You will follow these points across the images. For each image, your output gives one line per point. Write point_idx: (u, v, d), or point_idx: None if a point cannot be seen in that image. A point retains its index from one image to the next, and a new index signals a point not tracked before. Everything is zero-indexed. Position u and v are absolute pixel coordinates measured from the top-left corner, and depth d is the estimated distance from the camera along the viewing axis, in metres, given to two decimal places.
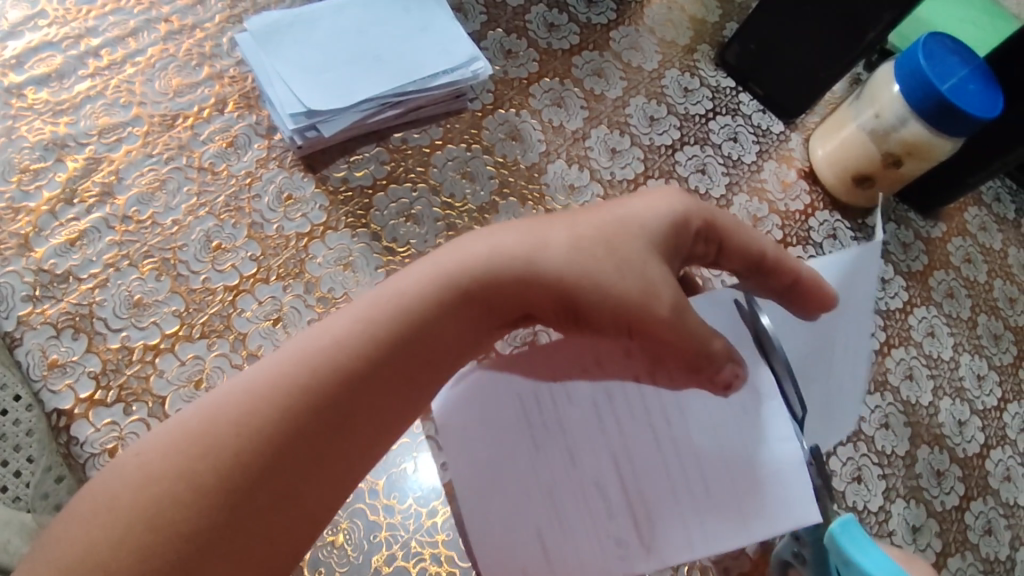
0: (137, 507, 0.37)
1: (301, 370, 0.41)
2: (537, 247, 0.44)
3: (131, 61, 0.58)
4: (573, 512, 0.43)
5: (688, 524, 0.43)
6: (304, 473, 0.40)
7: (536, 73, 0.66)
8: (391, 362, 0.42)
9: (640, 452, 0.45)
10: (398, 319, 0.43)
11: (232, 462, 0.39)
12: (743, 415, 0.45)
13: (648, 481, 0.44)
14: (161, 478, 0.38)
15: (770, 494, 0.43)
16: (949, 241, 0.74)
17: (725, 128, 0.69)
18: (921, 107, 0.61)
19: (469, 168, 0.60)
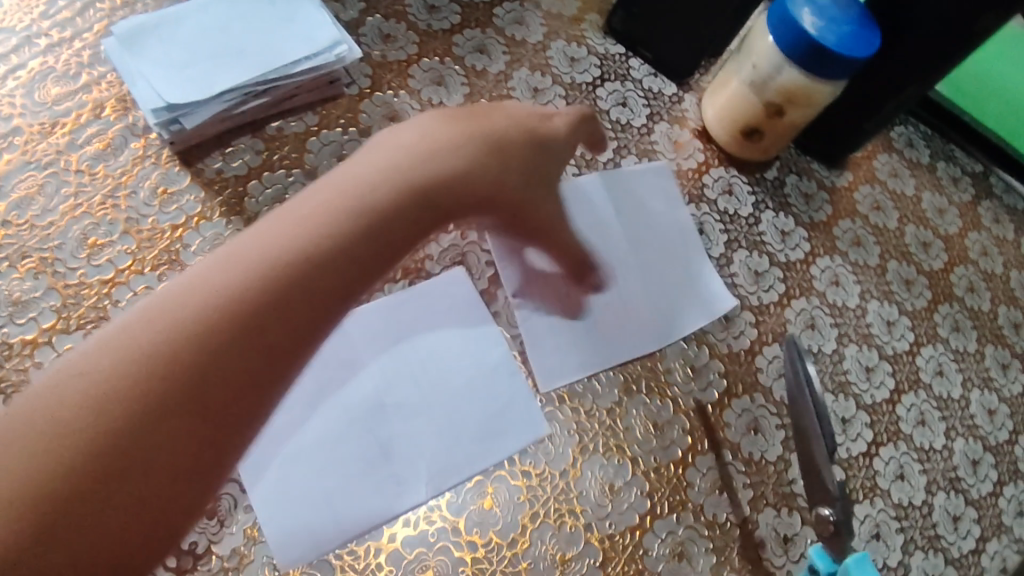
0: (50, 467, 0.35)
1: (189, 309, 0.39)
2: (397, 172, 0.47)
3: (12, 76, 0.61)
4: (355, 482, 0.53)
5: (455, 461, 0.55)
6: (190, 429, 0.38)
7: (416, 54, 0.67)
8: (282, 293, 0.41)
9: (412, 417, 0.56)
10: (285, 253, 0.42)
11: (113, 414, 0.36)
12: (495, 364, 0.59)
13: (421, 442, 0.55)
14: (67, 438, 0.36)
15: (519, 419, 0.57)
16: (856, 189, 0.73)
17: (614, 94, 0.70)
18: (792, 52, 0.61)
19: (346, 151, 0.62)
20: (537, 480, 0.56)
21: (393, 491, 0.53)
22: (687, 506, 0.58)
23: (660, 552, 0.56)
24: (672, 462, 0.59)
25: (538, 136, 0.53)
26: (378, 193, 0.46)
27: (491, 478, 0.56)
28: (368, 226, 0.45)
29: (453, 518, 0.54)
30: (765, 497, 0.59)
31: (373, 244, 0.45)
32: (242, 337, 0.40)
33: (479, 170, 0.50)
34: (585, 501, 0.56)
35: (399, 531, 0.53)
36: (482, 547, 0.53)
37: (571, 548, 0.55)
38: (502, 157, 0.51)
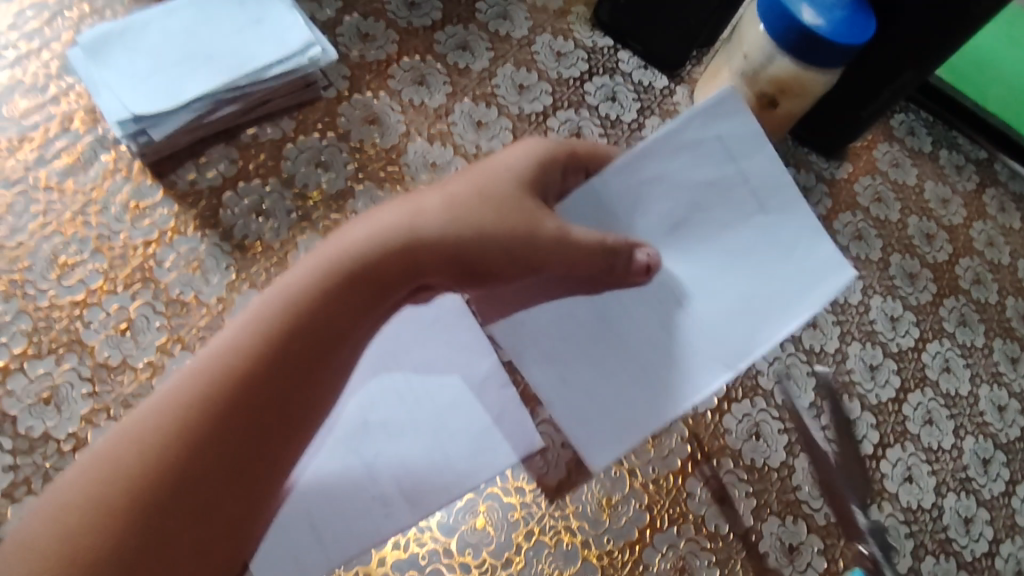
0: (61, 537, 0.37)
1: (170, 415, 0.39)
2: (384, 234, 0.44)
3: None
4: (339, 504, 0.51)
5: (444, 480, 0.52)
6: (183, 527, 0.39)
7: (396, 53, 0.64)
8: (263, 385, 0.41)
9: (398, 433, 0.53)
10: (262, 344, 0.41)
11: (128, 493, 0.38)
12: (483, 372, 0.56)
13: (407, 459, 0.52)
14: (76, 508, 0.37)
15: (512, 431, 0.55)
16: (856, 181, 0.71)
17: (603, 88, 0.67)
18: (783, 39, 0.58)
19: (324, 157, 0.60)
20: (530, 495, 0.54)
21: (378, 512, 0.51)
22: (688, 518, 0.56)
23: (661, 567, 0.54)
24: (672, 472, 0.57)
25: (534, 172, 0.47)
26: (364, 263, 0.44)
27: (483, 496, 0.53)
28: (348, 299, 0.43)
29: (445, 539, 0.52)
30: (769, 505, 0.57)
31: (357, 321, 0.44)
32: (228, 435, 0.40)
33: (497, 228, 0.44)
34: (581, 516, 0.54)
35: (388, 555, 0.51)
36: (475, 568, 0.51)
37: (569, 565, 0.53)
38: (524, 209, 0.45)
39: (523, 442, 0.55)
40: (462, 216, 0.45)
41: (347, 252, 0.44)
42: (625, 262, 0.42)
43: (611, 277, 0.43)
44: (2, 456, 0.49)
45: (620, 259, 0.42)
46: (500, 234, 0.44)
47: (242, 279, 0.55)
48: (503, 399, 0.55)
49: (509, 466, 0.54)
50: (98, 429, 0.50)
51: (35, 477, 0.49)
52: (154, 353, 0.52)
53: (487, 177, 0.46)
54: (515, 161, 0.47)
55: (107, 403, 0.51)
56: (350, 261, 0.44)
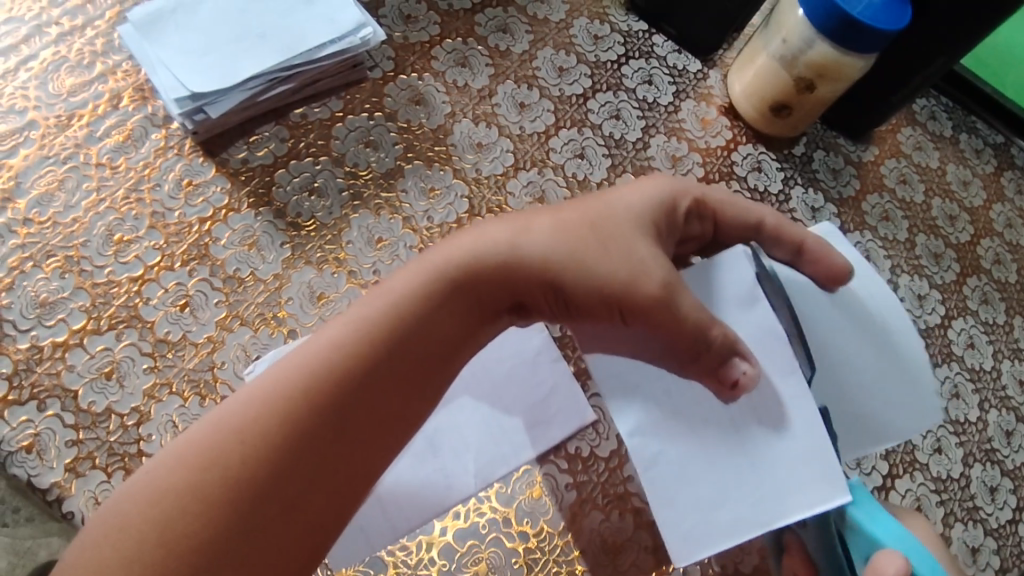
0: (151, 523, 0.36)
1: (269, 416, 0.38)
2: (485, 239, 0.43)
3: (24, 68, 0.58)
4: (404, 475, 0.52)
5: (505, 451, 0.54)
6: (270, 525, 0.38)
7: (438, 35, 0.65)
8: (358, 390, 0.40)
9: (458, 412, 0.55)
10: (363, 343, 0.40)
11: (221, 487, 0.37)
12: (537, 349, 0.57)
13: (469, 433, 0.54)
14: (170, 493, 0.37)
15: (566, 404, 0.56)
16: (883, 163, 0.73)
17: (640, 72, 0.68)
18: (825, 26, 0.59)
19: (372, 136, 0.60)
20: (582, 467, 0.54)
21: (441, 483, 0.52)
22: None
23: None
24: None
25: (655, 207, 0.45)
26: (462, 267, 0.42)
27: (539, 468, 0.54)
28: (444, 309, 0.42)
29: (504, 510, 0.53)
30: None
31: (452, 331, 0.43)
32: (325, 434, 0.39)
33: (604, 267, 0.42)
34: (632, 485, 0.54)
35: (450, 525, 0.52)
36: (533, 537, 0.52)
37: (622, 535, 0.53)
38: (638, 257, 0.42)
39: (577, 417, 0.56)
40: (566, 241, 0.43)
41: (445, 258, 0.43)
42: (719, 359, 0.41)
43: (698, 368, 0.42)
44: (65, 431, 0.49)
45: (715, 354, 0.41)
46: (606, 278, 0.42)
47: (298, 256, 0.55)
48: (557, 373, 0.57)
49: (562, 438, 0.55)
50: (162, 404, 0.50)
51: (100, 452, 0.48)
52: (214, 329, 0.53)
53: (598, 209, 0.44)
54: (635, 199, 0.45)
55: (170, 378, 0.51)
56: (448, 268, 0.42)
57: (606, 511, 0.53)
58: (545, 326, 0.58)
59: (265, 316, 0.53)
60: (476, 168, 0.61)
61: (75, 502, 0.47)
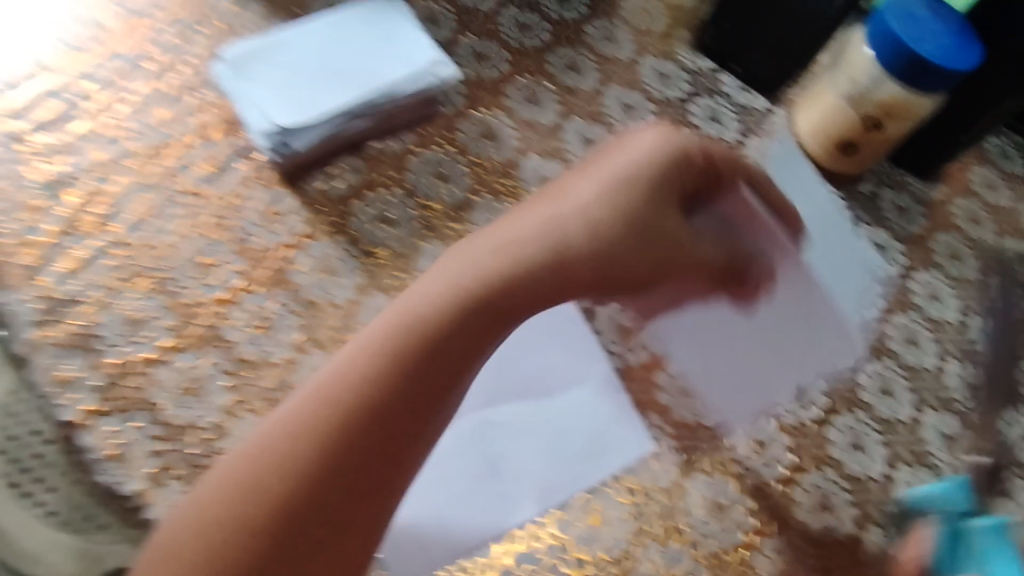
0: (223, 518, 0.42)
1: (306, 434, 0.44)
2: (502, 248, 0.50)
3: (123, 100, 0.62)
4: (466, 496, 0.54)
5: (563, 479, 0.55)
6: (325, 516, 0.43)
7: (509, 73, 0.67)
8: (388, 401, 0.45)
9: (520, 436, 0.56)
10: (395, 347, 0.46)
11: (280, 484, 0.43)
12: (594, 380, 0.59)
13: (530, 458, 0.55)
14: (238, 491, 0.42)
15: (623, 437, 0.57)
16: (952, 202, 0.72)
17: (705, 109, 0.70)
18: (893, 65, 0.60)
19: (444, 169, 0.63)
20: (643, 494, 0.56)
21: (501, 508, 0.54)
22: (791, 523, 0.58)
23: (767, 568, 0.56)
24: (778, 479, 0.60)
25: (661, 201, 0.52)
26: (481, 283, 0.49)
27: (600, 494, 0.56)
28: (462, 326, 0.48)
29: (563, 538, 0.54)
30: (871, 514, 0.60)
31: (468, 344, 0.48)
32: (369, 429, 0.44)
33: (618, 243, 0.51)
34: (692, 512, 0.56)
35: (509, 548, 0.53)
36: (593, 561, 0.54)
37: None
38: (648, 223, 0.52)
39: (632, 450, 0.57)
40: (568, 206, 0.52)
41: (461, 271, 0.49)
42: None
43: None
44: (149, 441, 0.52)
45: None
46: (616, 244, 0.51)
47: (371, 282, 0.58)
48: (615, 404, 0.58)
49: (620, 468, 0.56)
50: (241, 420, 0.53)
51: (179, 462, 0.52)
52: (291, 350, 0.55)
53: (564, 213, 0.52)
54: (644, 156, 0.53)
55: (245, 396, 0.54)
56: (470, 284, 0.49)
57: (665, 536, 0.56)
58: (605, 357, 0.60)
59: (339, 338, 0.56)
60: None
61: (156, 509, 0.50)
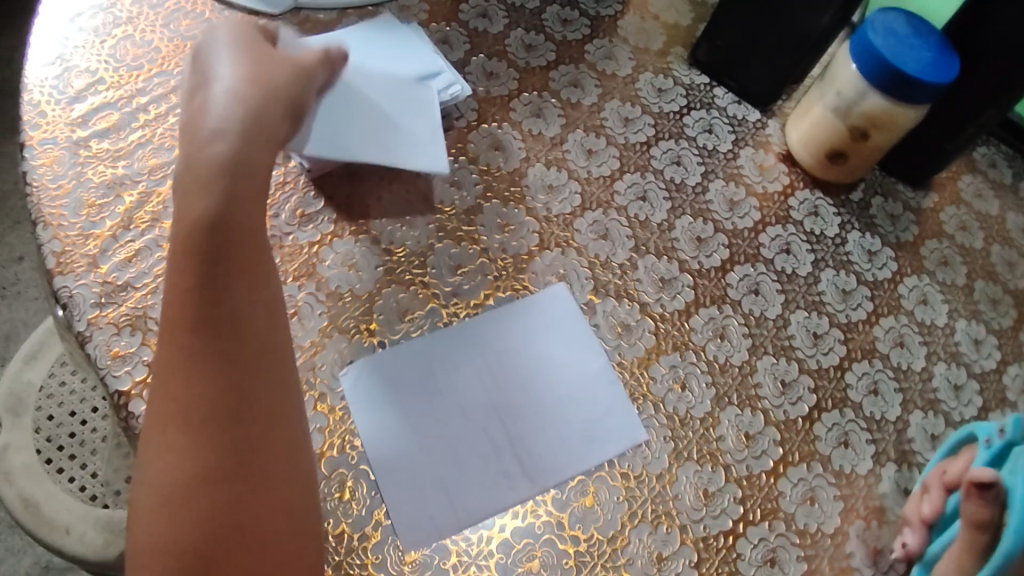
0: (170, 480, 0.43)
1: (181, 391, 0.44)
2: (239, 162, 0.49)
3: (173, 113, 0.67)
4: (471, 470, 0.57)
5: (562, 460, 0.59)
6: (248, 432, 0.45)
7: (516, 89, 0.73)
8: (203, 321, 0.46)
9: (520, 417, 0.60)
10: (187, 268, 0.47)
11: (195, 419, 0.44)
12: (594, 367, 0.62)
13: (531, 439, 0.59)
14: (168, 451, 0.44)
15: (622, 424, 0.61)
16: (942, 210, 0.75)
17: (701, 122, 0.74)
18: (876, 80, 0.63)
19: (457, 177, 0.68)
20: (635, 482, 0.59)
21: (504, 485, 0.57)
22: (778, 514, 0.60)
23: (753, 557, 0.58)
24: (764, 471, 0.61)
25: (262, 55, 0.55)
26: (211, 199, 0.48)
27: (592, 477, 0.59)
28: (231, 201, 0.48)
29: (557, 514, 0.57)
30: (857, 508, 0.61)
31: (246, 240, 0.49)
32: (206, 343, 0.45)
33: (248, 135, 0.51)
34: (681, 502, 0.59)
35: (509, 523, 0.56)
36: (584, 541, 0.56)
37: (668, 547, 0.57)
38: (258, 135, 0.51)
39: (631, 436, 0.60)
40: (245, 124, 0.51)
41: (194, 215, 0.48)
42: None
43: None
44: None
45: None
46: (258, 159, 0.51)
47: (389, 278, 0.63)
48: (614, 393, 0.62)
49: (616, 455, 0.60)
50: None
51: None
52: (317, 335, 0.60)
53: (281, 64, 0.56)
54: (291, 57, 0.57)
55: None
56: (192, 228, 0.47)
57: (654, 524, 0.58)
58: (605, 350, 0.63)
59: (360, 326, 0.61)
60: (547, 208, 0.68)
61: None
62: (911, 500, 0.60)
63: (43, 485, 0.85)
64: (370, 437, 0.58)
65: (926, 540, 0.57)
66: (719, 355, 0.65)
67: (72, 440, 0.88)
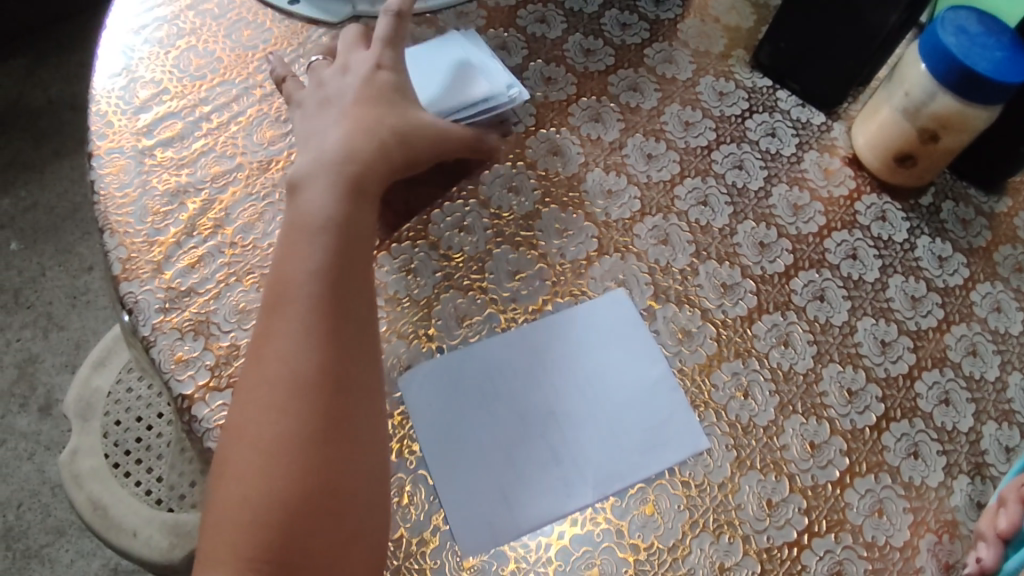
0: (279, 438, 0.46)
1: (293, 356, 0.47)
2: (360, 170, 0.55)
3: (235, 121, 0.68)
4: (529, 476, 0.57)
5: (621, 468, 0.58)
6: (348, 407, 0.48)
7: (574, 94, 0.73)
8: (320, 300, 0.49)
9: (577, 423, 0.59)
10: (307, 253, 0.51)
11: (307, 388, 0.47)
12: (653, 373, 0.62)
13: (589, 445, 0.59)
14: (278, 412, 0.46)
15: (682, 432, 0.60)
16: (1017, 215, 0.72)
17: (763, 125, 0.73)
18: (946, 79, 0.61)
19: (514, 182, 0.68)
20: (696, 491, 0.58)
21: (563, 491, 0.57)
22: (845, 526, 0.58)
23: (819, 569, 0.56)
24: (831, 482, 0.59)
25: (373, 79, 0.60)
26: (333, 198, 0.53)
27: (653, 486, 0.58)
28: (347, 202, 0.53)
29: (617, 523, 0.57)
30: (927, 522, 0.59)
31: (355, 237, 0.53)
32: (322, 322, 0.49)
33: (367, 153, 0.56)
34: (743, 513, 0.58)
35: (568, 529, 0.56)
36: (644, 550, 0.56)
37: (730, 558, 0.56)
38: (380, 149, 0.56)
39: (692, 445, 0.59)
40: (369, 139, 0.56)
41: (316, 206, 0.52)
42: None
43: None
44: None
45: None
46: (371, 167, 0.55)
47: (447, 283, 0.64)
48: (674, 399, 0.61)
49: (677, 463, 0.59)
50: None
51: None
52: None
53: (373, 75, 0.60)
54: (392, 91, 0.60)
55: None
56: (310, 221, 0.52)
57: (716, 533, 0.57)
58: (664, 356, 0.62)
59: (419, 331, 0.62)
60: (605, 213, 0.67)
61: None
62: (986, 513, 0.58)
63: (111, 489, 0.88)
64: (431, 446, 0.58)
65: (1002, 556, 0.55)
66: (783, 362, 0.63)
67: (139, 445, 0.91)
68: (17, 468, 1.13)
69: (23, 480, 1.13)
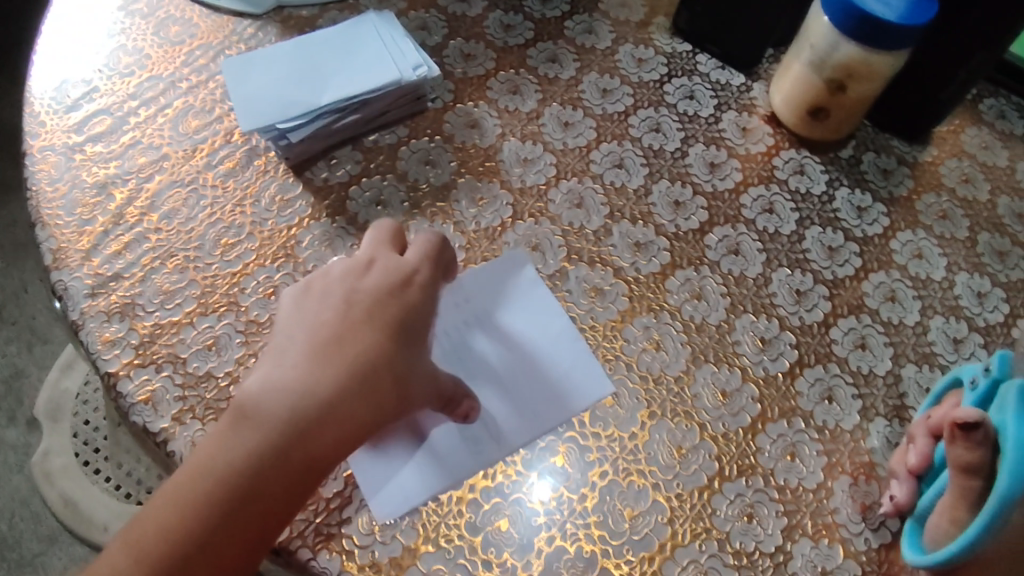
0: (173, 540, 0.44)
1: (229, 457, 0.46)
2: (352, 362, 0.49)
3: (161, 113, 0.72)
4: (436, 437, 0.58)
5: (527, 420, 0.59)
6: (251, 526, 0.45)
7: (494, 69, 0.74)
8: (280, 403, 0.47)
9: (482, 383, 0.60)
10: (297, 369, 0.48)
11: (222, 490, 0.45)
12: (555, 326, 0.63)
13: (494, 403, 0.59)
14: (189, 511, 0.44)
15: (584, 379, 0.61)
16: (942, 163, 0.72)
17: (682, 89, 0.74)
18: (847, 28, 0.61)
19: (432, 156, 0.70)
20: (605, 441, 0.59)
21: (471, 450, 0.58)
22: (756, 471, 0.58)
23: (727, 512, 0.57)
24: (741, 428, 0.60)
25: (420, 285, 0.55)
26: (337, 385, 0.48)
27: (562, 437, 0.59)
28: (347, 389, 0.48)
29: (528, 473, 0.58)
30: (840, 464, 0.59)
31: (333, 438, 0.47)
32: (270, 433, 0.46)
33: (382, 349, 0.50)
34: (652, 462, 0.58)
35: (478, 482, 0.57)
36: (553, 499, 0.57)
37: (638, 506, 0.57)
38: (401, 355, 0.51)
39: (596, 390, 0.60)
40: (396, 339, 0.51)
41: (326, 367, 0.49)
42: None
43: None
44: (175, 388, 0.59)
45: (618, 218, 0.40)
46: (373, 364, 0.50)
47: None
48: (576, 348, 0.62)
49: (583, 409, 0.60)
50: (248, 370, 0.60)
51: (198, 406, 0.59)
52: None
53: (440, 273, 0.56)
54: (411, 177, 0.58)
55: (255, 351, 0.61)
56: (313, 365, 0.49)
57: (626, 482, 0.58)
58: (565, 309, 0.64)
59: None
60: (521, 179, 0.69)
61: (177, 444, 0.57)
62: (898, 451, 0.57)
63: None
64: None
65: (916, 491, 0.54)
66: (695, 315, 0.64)
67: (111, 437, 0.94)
68: (10, 479, 1.15)
69: (17, 490, 1.15)
